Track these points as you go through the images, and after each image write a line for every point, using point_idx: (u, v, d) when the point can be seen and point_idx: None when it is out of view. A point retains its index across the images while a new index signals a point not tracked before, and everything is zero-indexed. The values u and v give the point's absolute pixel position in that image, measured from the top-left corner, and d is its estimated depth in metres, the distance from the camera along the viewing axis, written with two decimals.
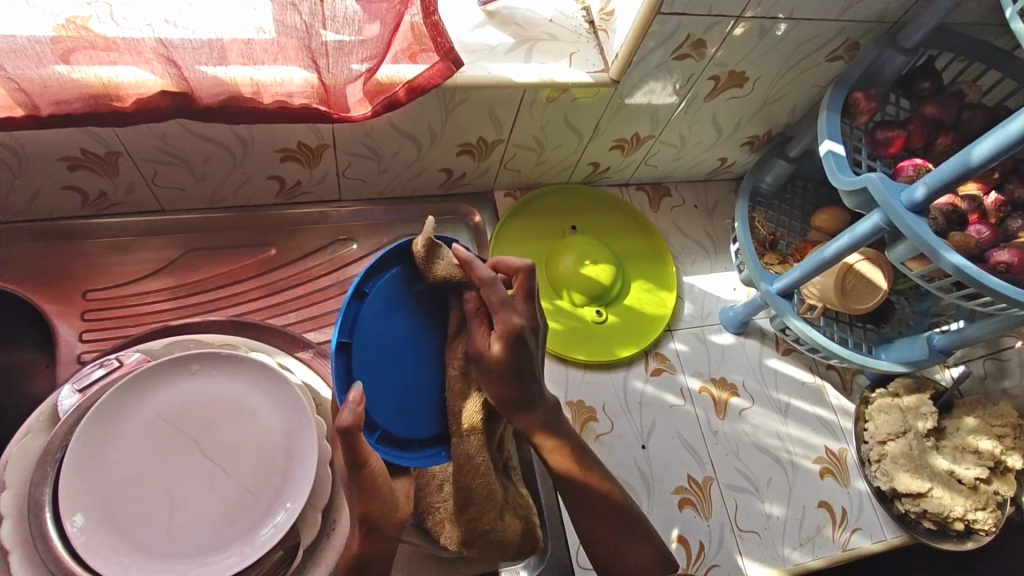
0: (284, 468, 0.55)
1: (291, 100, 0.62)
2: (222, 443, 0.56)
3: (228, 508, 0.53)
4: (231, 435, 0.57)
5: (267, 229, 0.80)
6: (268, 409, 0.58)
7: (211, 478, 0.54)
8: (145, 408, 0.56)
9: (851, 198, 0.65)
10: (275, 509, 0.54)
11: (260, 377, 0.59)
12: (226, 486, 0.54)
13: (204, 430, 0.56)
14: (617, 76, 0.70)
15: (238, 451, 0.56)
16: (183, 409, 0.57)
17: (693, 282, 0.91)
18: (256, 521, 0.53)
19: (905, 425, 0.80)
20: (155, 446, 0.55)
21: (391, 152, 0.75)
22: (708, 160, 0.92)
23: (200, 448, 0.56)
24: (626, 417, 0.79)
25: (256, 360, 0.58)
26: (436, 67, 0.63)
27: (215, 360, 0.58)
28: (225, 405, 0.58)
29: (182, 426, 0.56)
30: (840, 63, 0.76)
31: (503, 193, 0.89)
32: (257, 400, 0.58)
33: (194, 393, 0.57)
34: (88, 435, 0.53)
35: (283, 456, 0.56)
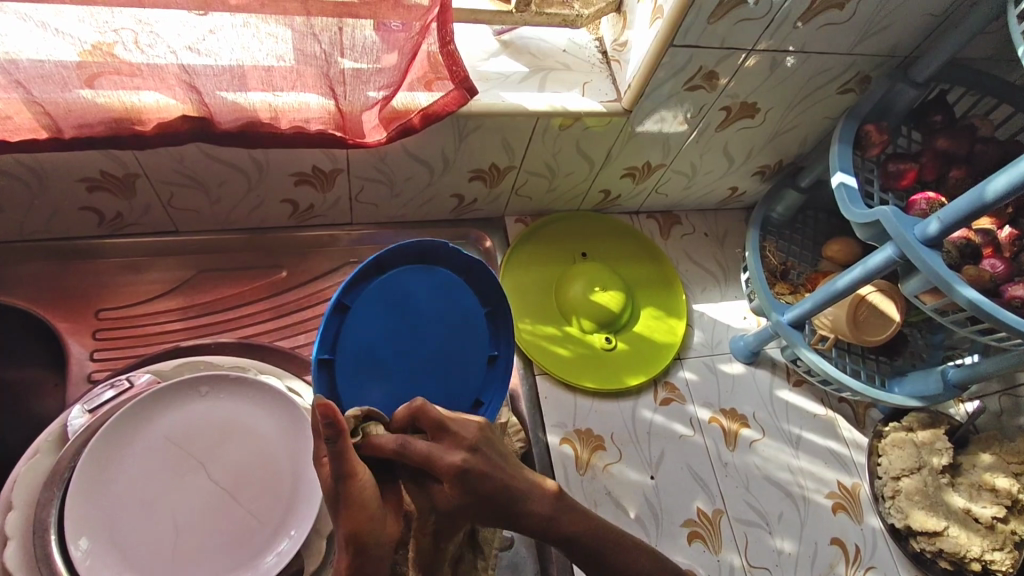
0: (291, 493, 0.55)
1: (308, 125, 0.63)
2: (230, 467, 0.56)
3: (233, 533, 0.53)
4: (239, 459, 0.56)
5: (279, 250, 0.81)
6: (277, 435, 0.58)
7: (217, 503, 0.54)
8: (154, 431, 0.56)
9: (864, 231, 0.65)
10: (280, 537, 0.53)
11: (268, 400, 0.58)
12: (232, 510, 0.54)
13: (212, 454, 0.56)
14: (629, 105, 0.71)
15: (244, 475, 0.56)
16: (192, 433, 0.57)
17: (703, 310, 0.90)
18: (261, 546, 0.53)
19: (919, 461, 0.79)
20: (163, 469, 0.55)
21: (404, 177, 0.75)
22: (718, 189, 0.92)
23: (207, 473, 0.55)
24: (634, 447, 0.78)
25: (264, 382, 0.58)
26: (451, 95, 0.64)
27: (225, 384, 0.58)
28: (235, 428, 0.57)
29: (191, 449, 0.56)
30: (852, 95, 0.76)
31: (513, 219, 0.90)
32: (266, 424, 0.58)
33: (204, 416, 0.57)
34: (96, 456, 0.53)
35: (289, 482, 0.56)
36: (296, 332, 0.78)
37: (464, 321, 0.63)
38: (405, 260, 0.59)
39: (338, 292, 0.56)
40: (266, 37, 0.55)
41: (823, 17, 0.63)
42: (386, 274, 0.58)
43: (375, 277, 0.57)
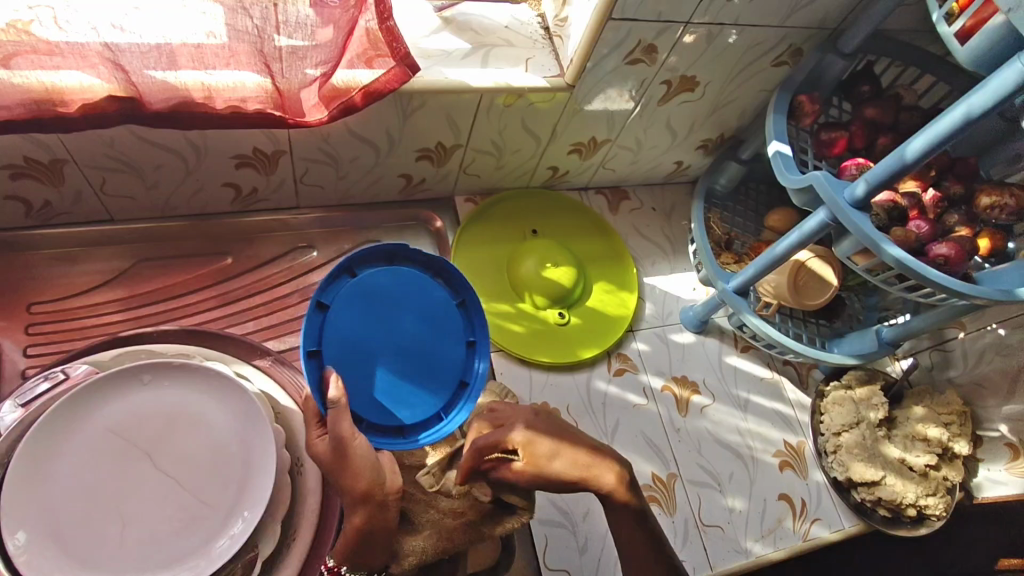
0: (241, 478, 0.54)
1: (245, 105, 0.61)
2: (177, 454, 0.54)
3: (182, 520, 0.52)
4: (187, 446, 0.55)
5: (223, 237, 0.79)
6: (226, 420, 0.56)
7: (165, 491, 0.53)
8: (93, 421, 0.54)
9: (799, 196, 0.67)
10: (231, 522, 0.52)
11: (215, 387, 0.57)
12: (180, 498, 0.53)
13: (157, 442, 0.54)
14: (572, 80, 0.71)
15: (193, 462, 0.54)
16: (135, 421, 0.55)
17: (654, 283, 0.93)
18: (211, 533, 0.52)
19: (858, 416, 0.82)
20: (106, 460, 0.53)
21: (349, 158, 0.74)
22: (664, 163, 0.94)
23: (153, 461, 0.54)
24: (590, 417, 0.80)
25: (209, 368, 0.56)
26: (393, 72, 0.63)
27: (167, 370, 0.56)
28: (181, 415, 0.56)
29: (134, 439, 0.54)
30: (785, 68, 0.79)
31: (463, 198, 0.89)
32: (213, 410, 0.56)
33: (147, 404, 0.55)
34: (30, 451, 0.50)
35: (239, 467, 0.55)
36: (244, 318, 0.76)
37: (439, 316, 0.65)
38: (374, 264, 0.65)
39: (317, 293, 0.60)
40: (200, 12, 0.54)
41: None
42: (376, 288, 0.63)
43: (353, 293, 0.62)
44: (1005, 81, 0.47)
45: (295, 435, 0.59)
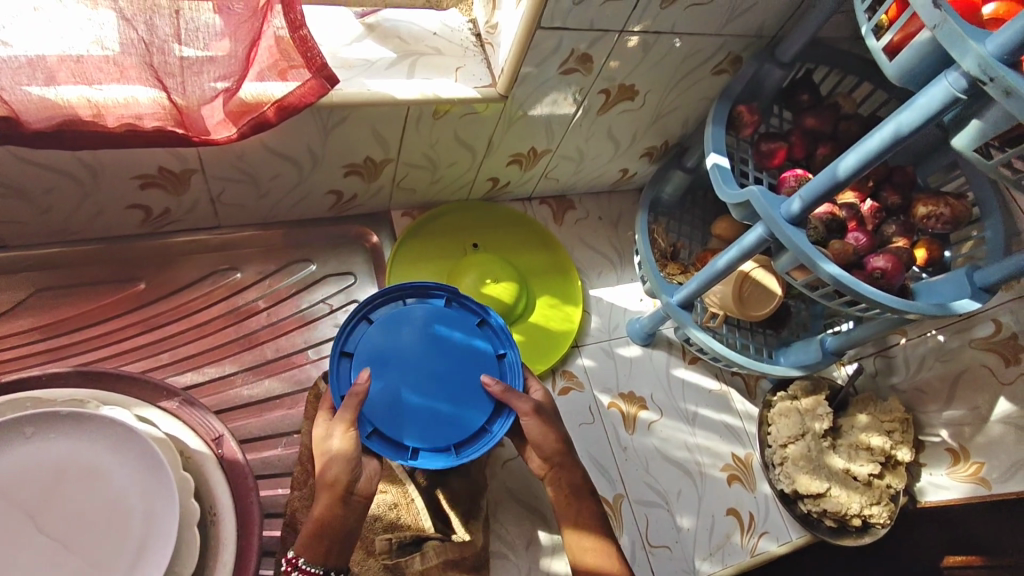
0: (140, 537, 0.49)
1: (141, 122, 0.56)
2: (68, 514, 0.49)
3: None
4: (80, 504, 0.49)
5: (135, 261, 0.73)
6: (122, 473, 0.51)
7: (51, 557, 0.48)
8: None
9: (737, 210, 0.65)
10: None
11: (112, 436, 0.51)
12: (69, 563, 0.47)
13: (43, 501, 0.49)
14: (505, 90, 0.68)
15: (86, 521, 0.49)
16: (18, 478, 0.49)
17: (600, 295, 0.90)
18: None
19: (803, 427, 0.82)
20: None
21: (269, 175, 0.69)
22: (609, 172, 0.92)
23: (37, 524, 0.48)
24: None
25: (104, 417, 0.51)
26: (308, 85, 0.59)
27: (56, 421, 0.51)
28: (73, 470, 0.50)
29: (17, 498, 0.49)
30: (726, 76, 0.77)
31: (400, 212, 0.85)
32: (109, 462, 0.51)
33: (34, 458, 0.50)
34: None
35: (137, 525, 0.49)
36: (159, 349, 0.71)
37: (465, 348, 0.68)
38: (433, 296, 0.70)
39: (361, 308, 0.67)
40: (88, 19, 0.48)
41: None
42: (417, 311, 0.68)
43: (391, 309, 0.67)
44: (935, 97, 0.45)
45: (206, 483, 0.55)
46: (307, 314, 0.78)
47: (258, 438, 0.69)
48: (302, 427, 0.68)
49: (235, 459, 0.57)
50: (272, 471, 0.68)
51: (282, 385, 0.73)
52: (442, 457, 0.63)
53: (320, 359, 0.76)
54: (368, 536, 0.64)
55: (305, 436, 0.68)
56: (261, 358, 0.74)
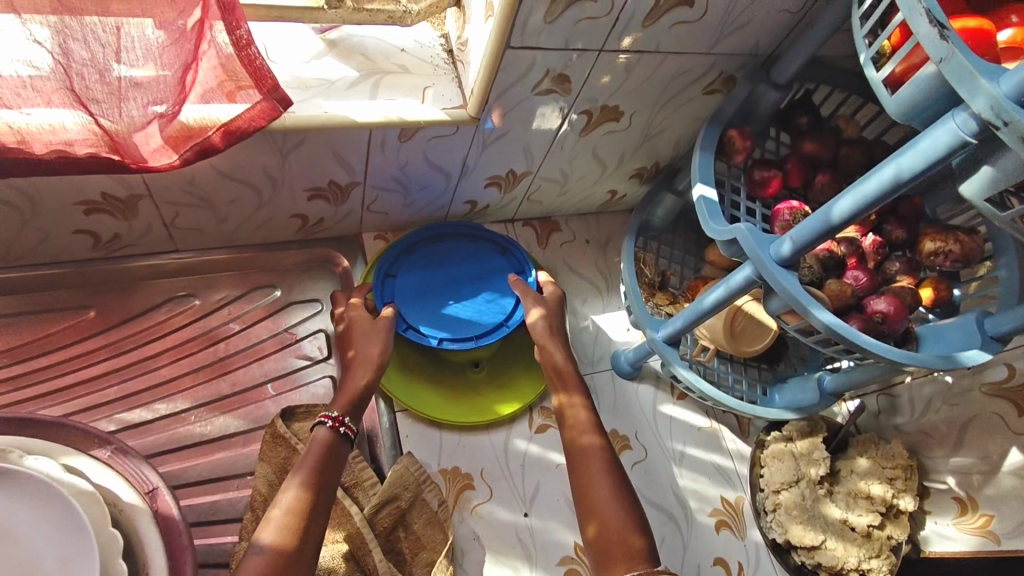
0: None
1: (72, 149, 0.51)
2: None
3: None
4: None
5: (87, 288, 0.69)
6: (42, 532, 0.47)
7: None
8: None
9: (726, 247, 0.60)
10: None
11: (28, 491, 0.48)
12: None
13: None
14: (476, 112, 0.63)
15: None
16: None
17: (585, 324, 0.85)
18: None
19: (797, 473, 0.76)
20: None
21: (226, 200, 0.65)
22: (597, 193, 0.87)
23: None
24: (506, 482, 0.72)
25: (20, 471, 0.48)
26: (258, 107, 0.55)
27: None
28: None
29: None
30: (719, 96, 0.72)
31: (372, 235, 0.81)
32: (25, 522, 0.47)
33: None
34: None
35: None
36: (108, 384, 0.67)
37: (485, 271, 0.80)
38: (457, 239, 0.82)
39: (396, 245, 0.79)
40: (16, 36, 0.44)
41: (673, 15, 0.57)
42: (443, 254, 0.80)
43: (416, 253, 0.79)
44: (940, 139, 0.40)
45: (138, 540, 0.50)
46: (269, 344, 0.73)
47: (210, 480, 0.65)
48: (257, 469, 0.64)
49: (170, 514, 0.53)
50: (222, 516, 0.64)
51: (238, 422, 0.68)
52: (467, 341, 0.73)
53: (281, 394, 0.71)
54: None
55: (258, 480, 0.63)
56: (217, 392, 0.69)
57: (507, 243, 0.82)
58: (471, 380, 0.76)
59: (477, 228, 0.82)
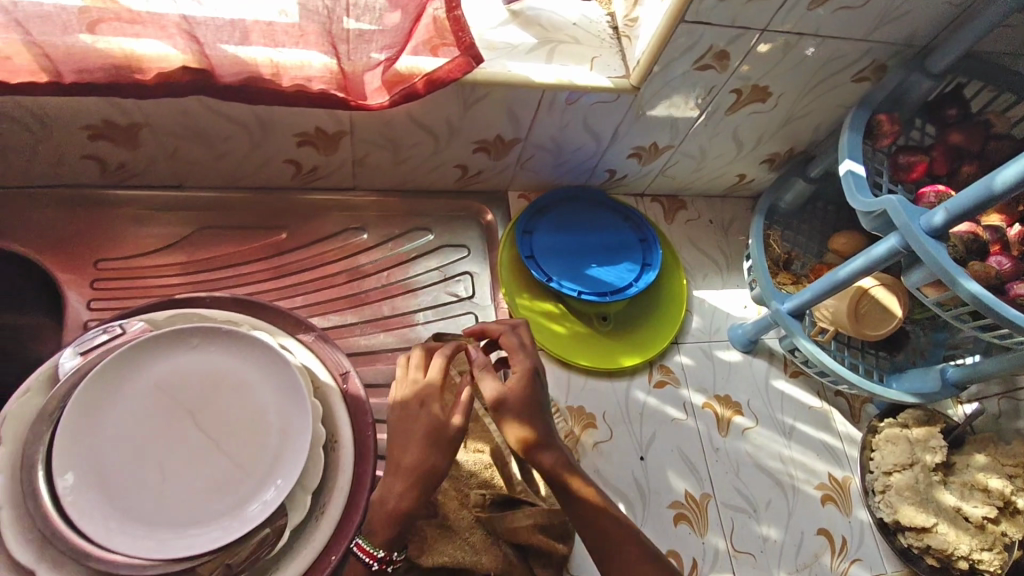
0: (276, 449, 0.54)
1: (310, 84, 0.62)
2: (219, 419, 0.56)
3: (217, 483, 0.53)
4: (229, 413, 0.56)
5: (281, 212, 0.81)
6: (267, 388, 0.57)
7: (204, 451, 0.54)
8: (144, 377, 0.56)
9: (869, 220, 0.64)
10: (263, 488, 0.53)
11: (258, 356, 0.58)
12: (216, 460, 0.54)
13: (201, 402, 0.56)
14: (638, 82, 0.70)
15: (233, 427, 0.56)
16: (183, 378, 0.56)
17: (703, 296, 0.90)
18: (243, 498, 0.52)
19: (912, 457, 0.78)
20: (150, 416, 0.55)
21: (408, 143, 0.75)
22: (726, 175, 0.91)
23: (194, 420, 0.55)
24: (626, 426, 0.78)
25: (254, 337, 0.58)
26: (457, 62, 0.63)
27: (214, 336, 0.58)
28: (224, 382, 0.57)
29: (180, 399, 0.56)
30: (867, 84, 0.75)
31: (517, 194, 0.89)
32: (255, 379, 0.57)
33: (195, 366, 0.57)
34: (86, 398, 0.52)
35: (274, 433, 0.55)
36: (292, 293, 0.78)
37: (614, 236, 0.86)
38: (588, 205, 0.89)
39: (535, 204, 0.86)
40: None
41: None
42: (577, 217, 0.87)
43: (552, 214, 0.87)
44: None
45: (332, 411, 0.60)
46: (424, 278, 0.82)
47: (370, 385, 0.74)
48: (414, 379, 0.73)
49: (360, 396, 0.62)
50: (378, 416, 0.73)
51: (394, 340, 0.78)
52: (601, 296, 0.79)
53: (432, 322, 0.80)
54: (463, 488, 0.68)
55: None
56: (379, 313, 0.79)
57: (633, 212, 0.88)
58: (600, 331, 0.83)
59: (606, 198, 0.89)
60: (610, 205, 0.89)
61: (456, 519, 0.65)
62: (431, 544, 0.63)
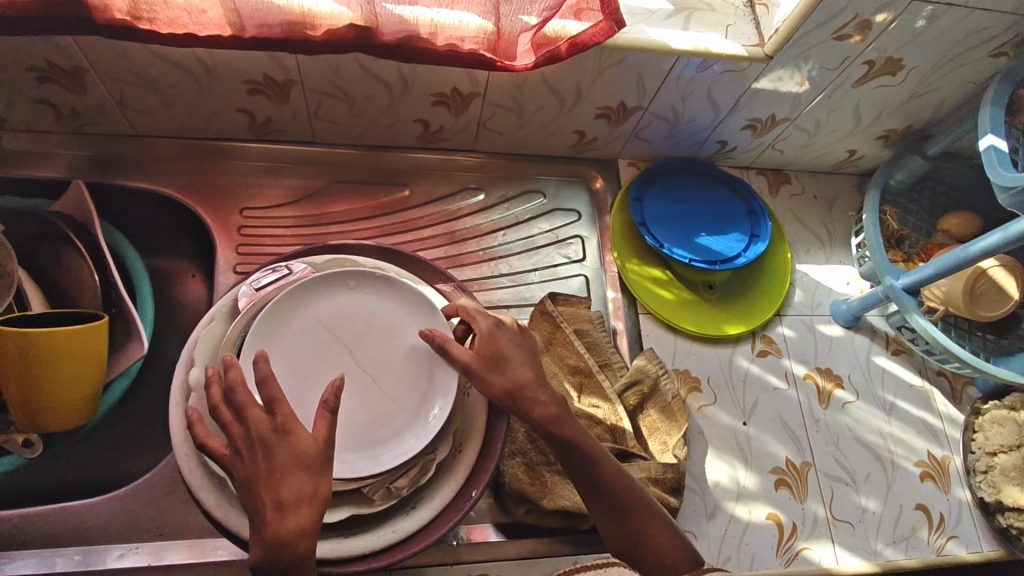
0: (426, 389, 0.59)
1: (462, 45, 0.65)
2: (374, 356, 0.60)
3: (374, 415, 0.58)
4: (382, 351, 0.60)
5: (403, 170, 0.85)
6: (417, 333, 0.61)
7: (363, 387, 0.59)
8: (308, 313, 0.59)
9: (1007, 195, 0.64)
10: (418, 423, 0.57)
11: (409, 300, 0.61)
12: (373, 394, 0.59)
13: (358, 341, 0.60)
14: (773, 51, 0.70)
15: (387, 364, 0.60)
16: (341, 318, 0.60)
17: (806, 271, 0.90)
18: (398, 430, 0.57)
19: (1022, 439, 0.77)
20: (312, 351, 0.59)
21: (534, 107, 0.77)
22: (836, 151, 0.91)
23: (354, 357, 0.60)
24: (729, 392, 0.80)
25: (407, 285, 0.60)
26: (600, 25, 0.64)
27: (368, 280, 0.61)
28: (377, 322, 0.61)
29: (338, 334, 0.60)
30: (1004, 60, 0.74)
31: (626, 162, 0.90)
32: (406, 322, 0.61)
33: (352, 306, 0.61)
34: (262, 330, 0.56)
35: (424, 376, 0.60)
36: (415, 248, 0.82)
37: (723, 207, 0.87)
38: (695, 175, 0.90)
39: (646, 172, 0.88)
40: None
41: None
42: (685, 186, 0.89)
43: (662, 183, 0.88)
44: None
45: None
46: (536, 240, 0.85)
47: None
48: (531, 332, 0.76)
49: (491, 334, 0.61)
50: None
51: (508, 297, 0.81)
52: (712, 264, 0.81)
53: (544, 282, 0.83)
54: None
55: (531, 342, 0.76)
56: (495, 271, 0.82)
57: (741, 185, 0.89)
58: (705, 299, 0.85)
59: (714, 169, 0.90)
60: (718, 175, 0.90)
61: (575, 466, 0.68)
62: (552, 488, 0.67)
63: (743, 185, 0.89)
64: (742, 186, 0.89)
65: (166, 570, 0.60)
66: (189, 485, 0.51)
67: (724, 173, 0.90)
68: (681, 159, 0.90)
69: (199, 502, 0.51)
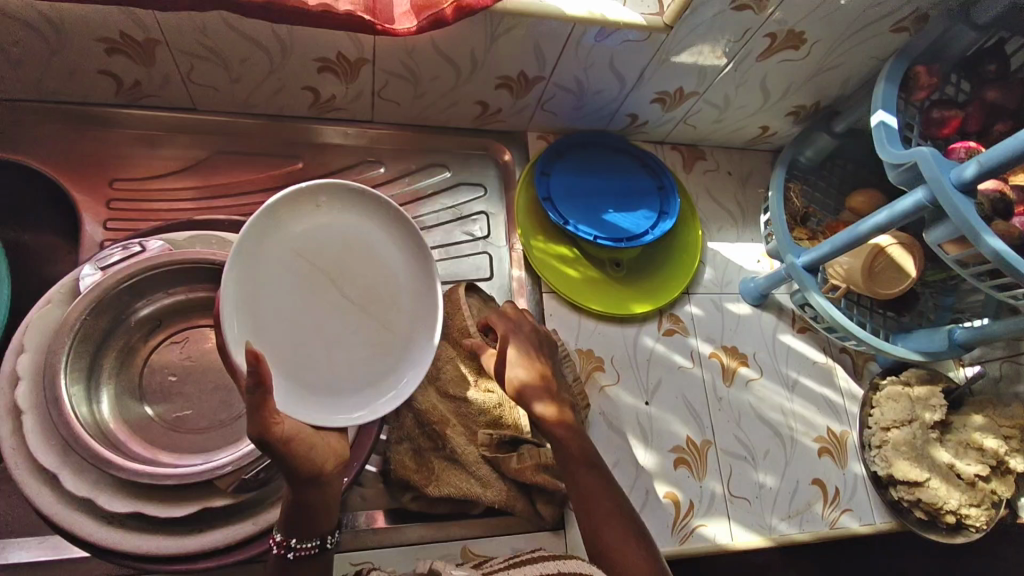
0: (417, 317, 0.60)
1: (336, 5, 0.60)
2: (358, 283, 0.59)
3: (371, 346, 0.58)
4: (366, 277, 0.59)
5: (296, 141, 0.80)
6: (397, 246, 0.60)
7: (354, 315, 0.58)
8: (283, 243, 0.55)
9: (896, 173, 0.63)
10: (415, 356, 0.59)
11: (385, 217, 0.59)
12: (361, 323, 0.59)
13: (336, 261, 0.58)
14: (671, 21, 0.67)
15: (368, 291, 0.59)
16: (312, 240, 0.57)
17: (717, 249, 0.89)
18: (395, 366, 0.59)
19: (911, 414, 0.79)
20: (296, 285, 0.56)
21: (429, 75, 0.73)
22: (748, 127, 0.90)
23: (337, 286, 0.58)
24: (633, 371, 0.79)
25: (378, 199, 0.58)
26: None
27: (339, 193, 0.57)
28: (357, 244, 0.59)
29: (318, 262, 0.57)
30: (905, 35, 0.73)
31: (536, 135, 0.87)
32: (389, 246, 0.60)
33: (326, 229, 0.57)
34: (241, 274, 0.52)
35: (410, 305, 0.60)
36: None
37: (633, 183, 0.85)
38: (605, 150, 0.88)
39: (554, 145, 0.85)
40: None
41: None
42: (595, 161, 0.86)
43: (571, 157, 0.85)
44: None
45: None
46: (439, 216, 0.82)
47: None
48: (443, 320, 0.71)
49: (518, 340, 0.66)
50: None
51: None
52: (618, 241, 0.79)
53: (444, 259, 0.80)
54: (473, 425, 0.68)
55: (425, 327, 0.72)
56: None
57: (652, 160, 0.87)
58: (613, 277, 0.84)
59: (626, 143, 0.88)
60: (628, 150, 0.88)
61: (464, 454, 0.66)
62: (440, 472, 0.65)
63: (653, 161, 0.87)
64: (654, 162, 0.87)
65: (13, 569, 0.56)
66: (15, 481, 0.50)
67: (635, 148, 0.88)
68: (591, 133, 0.87)
69: (29, 499, 0.50)
